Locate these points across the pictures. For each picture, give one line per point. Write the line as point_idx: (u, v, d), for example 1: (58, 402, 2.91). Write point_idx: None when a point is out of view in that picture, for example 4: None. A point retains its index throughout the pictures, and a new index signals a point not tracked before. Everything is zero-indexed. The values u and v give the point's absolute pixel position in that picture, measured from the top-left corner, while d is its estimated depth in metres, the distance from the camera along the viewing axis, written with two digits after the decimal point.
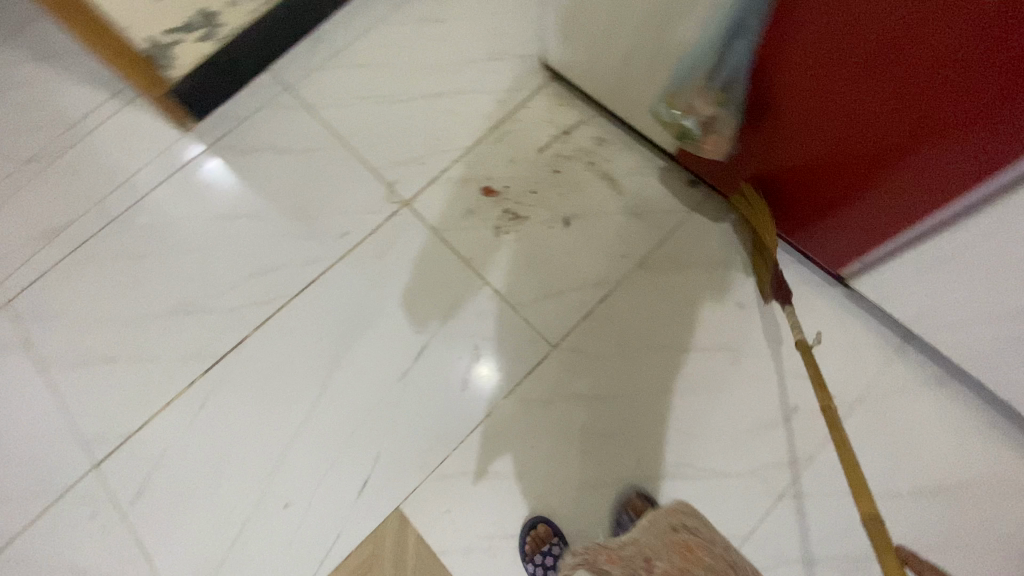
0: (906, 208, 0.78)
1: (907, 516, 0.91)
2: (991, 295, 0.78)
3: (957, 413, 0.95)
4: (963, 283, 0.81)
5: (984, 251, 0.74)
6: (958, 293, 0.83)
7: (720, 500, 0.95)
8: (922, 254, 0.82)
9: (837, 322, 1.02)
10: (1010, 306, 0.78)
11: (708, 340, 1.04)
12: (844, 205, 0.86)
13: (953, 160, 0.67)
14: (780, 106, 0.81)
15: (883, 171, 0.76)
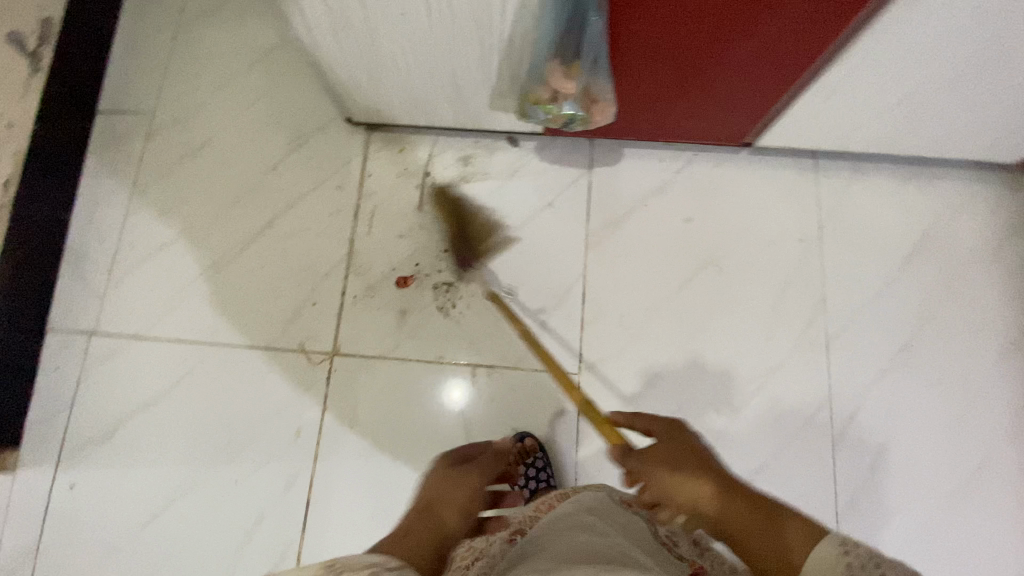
0: (788, 67, 0.80)
1: (914, 290, 1.02)
2: (880, 92, 0.85)
3: (885, 186, 1.06)
4: (854, 98, 0.87)
5: (867, 68, 0.79)
6: (850, 106, 0.89)
7: (799, 383, 0.98)
8: (814, 94, 0.86)
9: (761, 182, 1.07)
10: (894, 94, 0.86)
11: (687, 267, 1.04)
12: (731, 90, 0.87)
13: (820, 13, 0.69)
14: (643, 45, 0.78)
15: (759, 49, 0.77)
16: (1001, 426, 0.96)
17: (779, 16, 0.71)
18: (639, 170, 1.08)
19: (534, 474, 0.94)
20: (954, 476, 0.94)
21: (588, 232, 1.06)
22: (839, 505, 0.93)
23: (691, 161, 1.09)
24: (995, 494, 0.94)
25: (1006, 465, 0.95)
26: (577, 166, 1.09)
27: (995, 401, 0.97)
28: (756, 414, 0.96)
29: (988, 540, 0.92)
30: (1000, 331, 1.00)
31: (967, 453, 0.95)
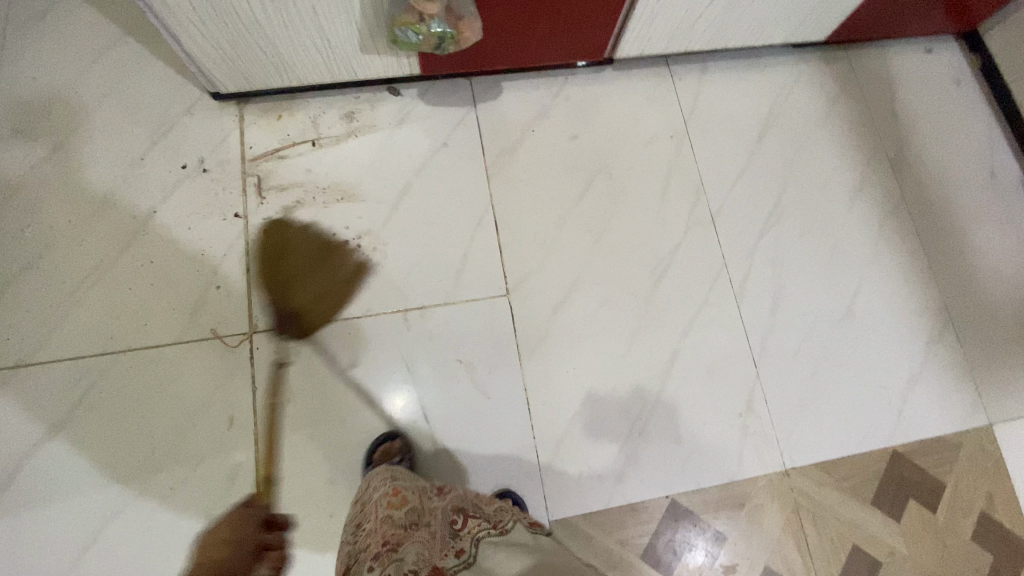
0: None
1: (774, 160, 1.16)
2: None
3: (728, 79, 1.20)
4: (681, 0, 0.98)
5: None
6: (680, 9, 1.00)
7: (701, 257, 1.08)
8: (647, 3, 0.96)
9: (627, 92, 1.17)
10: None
11: (581, 177, 1.11)
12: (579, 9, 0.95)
13: None
14: None
15: None
16: (863, 255, 1.13)
17: None
18: (518, 100, 1.14)
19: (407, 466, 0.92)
20: (838, 305, 1.09)
21: (484, 164, 1.10)
22: (755, 352, 1.04)
23: (563, 84, 1.16)
24: (870, 312, 1.10)
25: (872, 285, 1.12)
26: (461, 106, 1.13)
27: (854, 237, 1.14)
28: (671, 293, 1.05)
29: (872, 350, 1.08)
30: (845, 180, 1.17)
31: (843, 285, 1.11)
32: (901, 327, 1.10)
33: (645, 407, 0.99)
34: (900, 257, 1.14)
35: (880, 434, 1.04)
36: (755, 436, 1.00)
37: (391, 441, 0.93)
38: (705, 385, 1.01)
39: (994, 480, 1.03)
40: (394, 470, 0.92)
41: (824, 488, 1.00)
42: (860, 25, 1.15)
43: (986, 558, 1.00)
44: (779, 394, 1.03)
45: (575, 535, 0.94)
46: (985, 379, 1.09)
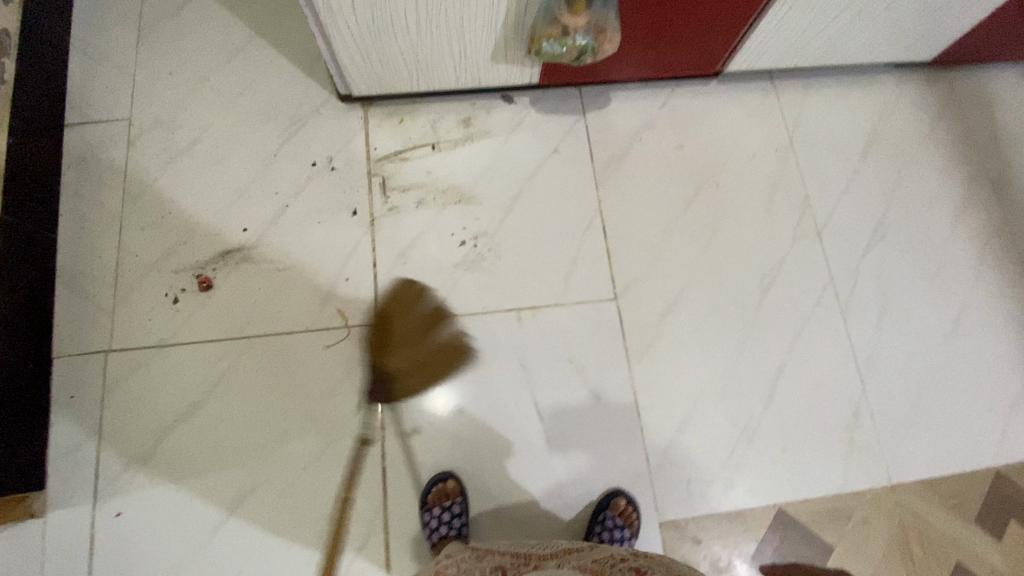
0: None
1: (877, 177, 1.17)
2: (825, 12, 0.98)
3: (831, 95, 1.22)
4: (804, 20, 1.00)
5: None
6: (800, 27, 1.02)
7: (804, 270, 1.10)
8: (771, 22, 0.98)
9: (732, 105, 1.19)
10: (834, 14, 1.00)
11: (688, 187, 1.14)
12: (705, 25, 0.98)
13: None
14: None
15: None
16: (967, 276, 1.13)
17: None
18: (626, 110, 1.18)
19: (447, 519, 0.90)
20: (942, 324, 1.10)
21: (594, 171, 1.14)
22: (859, 367, 1.06)
23: (669, 95, 1.19)
24: (975, 332, 1.10)
25: (977, 305, 1.12)
26: (571, 114, 1.16)
27: (959, 257, 1.14)
28: (776, 305, 1.08)
29: (978, 371, 1.08)
30: (949, 200, 1.18)
31: (947, 304, 1.11)
32: (1008, 348, 1.10)
33: (751, 416, 1.02)
34: (1005, 279, 1.14)
35: (986, 454, 1.04)
36: (860, 450, 1.02)
37: (445, 481, 0.94)
38: (809, 397, 1.03)
39: None
40: (438, 520, 0.91)
41: (930, 506, 1.01)
42: (972, 47, 1.16)
43: None
44: (883, 410, 1.04)
45: (682, 536, 0.96)
46: None
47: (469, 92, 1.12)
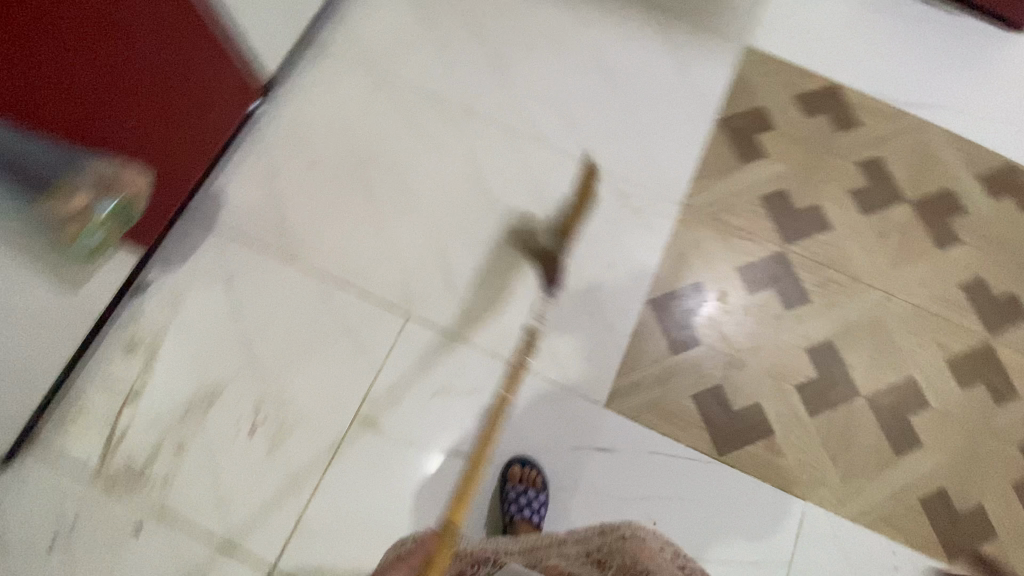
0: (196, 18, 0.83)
1: (455, 30, 1.22)
2: None
3: (360, 10, 1.21)
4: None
5: None
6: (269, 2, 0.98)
7: (487, 149, 1.15)
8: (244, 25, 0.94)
9: (310, 92, 1.15)
10: None
11: (355, 186, 1.10)
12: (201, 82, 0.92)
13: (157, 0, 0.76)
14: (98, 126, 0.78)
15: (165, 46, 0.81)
16: (572, 28, 1.24)
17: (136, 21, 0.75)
18: (244, 184, 1.08)
19: None
20: (596, 73, 1.21)
21: (279, 252, 1.05)
22: (586, 158, 1.15)
23: (260, 137, 1.12)
24: (617, 54, 1.23)
25: (599, 40, 1.24)
26: (208, 236, 1.04)
27: (557, 21, 1.24)
28: (500, 186, 1.13)
29: (644, 75, 1.22)
30: None
31: (585, 58, 1.22)
32: (641, 43, 1.24)
33: (570, 270, 1.08)
34: (593, 4, 1.27)
35: (703, 115, 1.19)
36: (644, 205, 1.13)
37: None
38: (584, 213, 1.11)
39: (782, 72, 1.25)
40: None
41: (714, 185, 1.15)
42: None
43: (825, 118, 1.22)
44: (627, 165, 1.15)
45: (628, 391, 1.02)
46: (714, 21, 1.27)
47: (103, 325, 0.96)
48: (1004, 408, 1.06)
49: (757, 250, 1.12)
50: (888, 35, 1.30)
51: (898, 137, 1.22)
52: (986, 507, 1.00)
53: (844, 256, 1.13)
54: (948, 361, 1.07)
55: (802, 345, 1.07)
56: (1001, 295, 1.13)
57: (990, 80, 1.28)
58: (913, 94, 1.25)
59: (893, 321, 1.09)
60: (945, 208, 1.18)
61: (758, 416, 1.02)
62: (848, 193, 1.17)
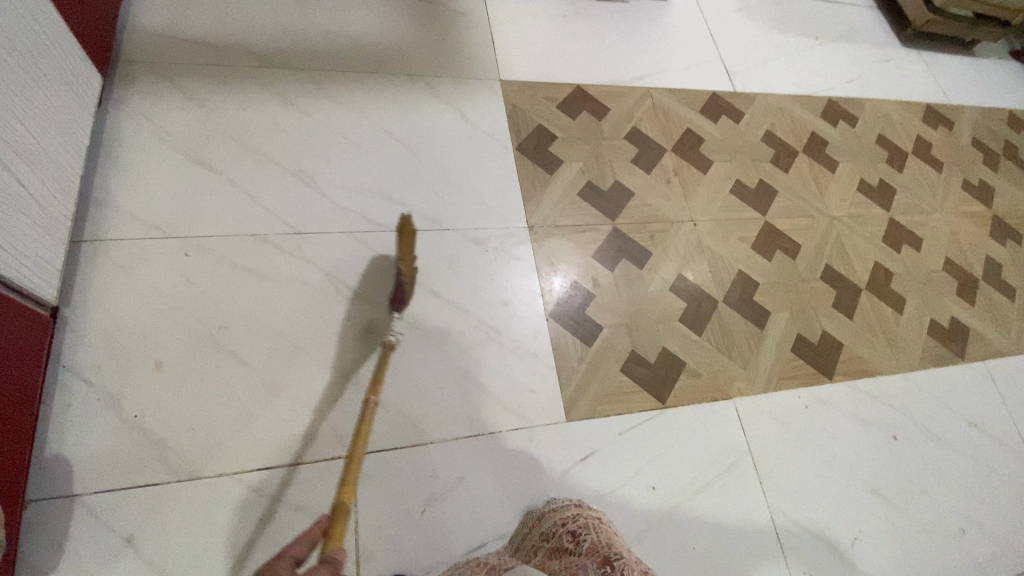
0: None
1: (242, 163, 1.17)
2: (10, 198, 0.81)
3: (123, 184, 1.09)
4: (12, 220, 0.82)
5: None
6: (19, 224, 0.84)
7: (338, 257, 1.13)
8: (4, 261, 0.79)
9: (112, 290, 1.00)
10: (18, 189, 0.84)
11: (224, 359, 1.00)
12: None
13: None
14: None
15: None
16: (355, 117, 1.28)
17: None
18: (88, 428, 0.90)
19: None
20: (398, 149, 1.28)
21: (177, 478, 0.90)
22: (434, 225, 1.22)
23: (79, 367, 0.94)
24: (407, 126, 1.31)
25: (383, 119, 1.30)
26: (77, 505, 0.86)
27: (337, 117, 1.27)
28: (371, 287, 1.12)
29: (439, 133, 1.33)
30: (279, 106, 1.25)
31: (381, 140, 1.28)
32: (420, 107, 1.34)
33: (475, 326, 1.14)
34: (361, 89, 1.33)
35: (503, 149, 1.35)
36: (500, 241, 1.24)
37: None
38: (457, 273, 1.18)
39: (539, 91, 1.47)
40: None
41: (541, 201, 1.32)
42: (97, 48, 1.09)
43: (587, 114, 1.48)
44: (469, 215, 1.25)
45: (575, 395, 1.12)
46: (467, 68, 1.44)
47: None
48: (797, 260, 1.43)
49: (598, 234, 1.31)
50: (592, 37, 1.62)
51: (639, 107, 1.53)
52: (825, 330, 1.35)
53: (655, 209, 1.39)
54: (752, 248, 1.41)
55: (667, 288, 1.29)
56: (755, 186, 1.51)
57: (669, 44, 1.69)
58: (631, 72, 1.59)
59: (709, 238, 1.38)
60: (694, 143, 1.52)
61: (671, 357, 1.21)
62: (632, 162, 1.44)
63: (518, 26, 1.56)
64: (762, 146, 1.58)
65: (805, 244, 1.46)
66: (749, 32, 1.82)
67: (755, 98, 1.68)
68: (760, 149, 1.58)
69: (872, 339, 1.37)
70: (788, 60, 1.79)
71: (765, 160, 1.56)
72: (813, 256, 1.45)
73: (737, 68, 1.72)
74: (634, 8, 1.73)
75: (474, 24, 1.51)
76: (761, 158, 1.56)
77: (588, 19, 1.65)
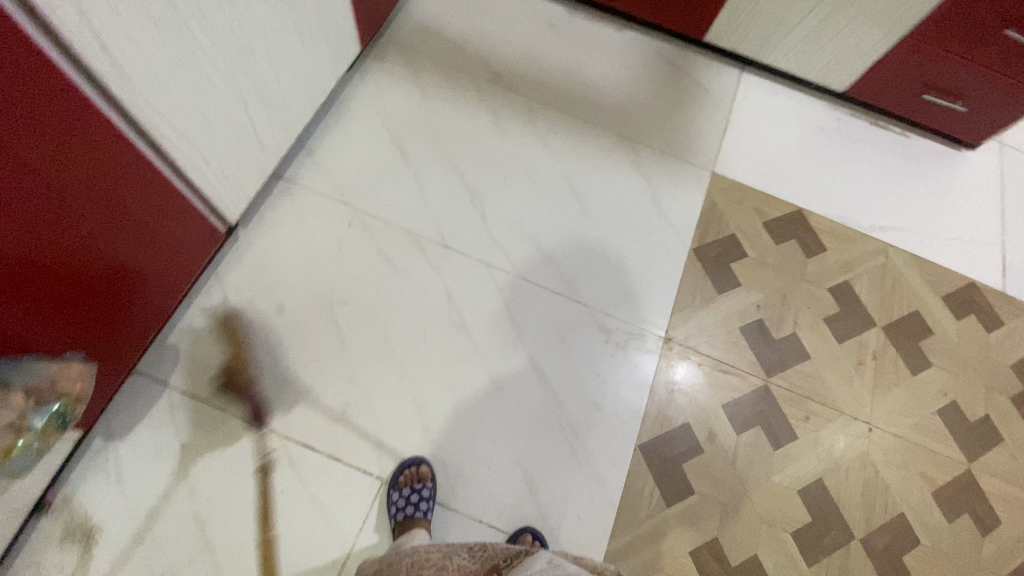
0: (163, 193, 0.82)
1: (431, 161, 1.21)
2: (242, 136, 0.95)
3: (332, 142, 1.20)
4: (235, 153, 0.95)
5: (220, 143, 0.90)
6: (238, 157, 0.97)
7: (465, 283, 1.11)
8: (210, 183, 0.92)
9: (278, 228, 1.10)
10: (251, 129, 0.97)
11: (328, 329, 1.04)
12: (168, 243, 0.89)
13: (144, 193, 0.79)
14: (76, 312, 0.76)
15: (144, 224, 0.81)
16: (547, 157, 1.26)
17: (122, 213, 0.76)
18: (204, 335, 1.01)
19: None
20: (572, 203, 1.22)
21: (241, 416, 0.97)
22: (568, 293, 1.14)
23: (224, 281, 1.05)
24: (592, 185, 1.25)
25: (572, 170, 1.25)
26: (164, 393, 0.97)
27: (531, 151, 1.26)
28: (480, 326, 1.09)
29: (620, 203, 1.24)
30: (485, 121, 1.27)
31: (560, 189, 1.23)
32: (614, 170, 1.27)
33: (557, 416, 1.04)
34: (566, 131, 1.29)
35: (679, 245, 1.22)
36: (627, 340, 1.11)
37: None
38: (566, 353, 1.09)
39: (750, 199, 1.29)
40: (405, 500, 0.91)
41: (694, 317, 1.15)
42: (369, 22, 1.21)
43: (794, 245, 1.25)
44: (608, 299, 1.15)
45: (621, 547, 0.96)
46: (682, 147, 1.32)
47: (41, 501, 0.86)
48: (990, 542, 1.05)
49: (740, 383, 1.11)
50: (844, 162, 1.37)
51: (864, 262, 1.26)
52: None
53: (825, 387, 1.13)
54: (930, 495, 1.07)
55: (794, 486, 1.04)
56: (975, 420, 1.15)
57: (940, 204, 1.36)
58: (872, 218, 1.32)
59: (877, 454, 1.09)
60: (915, 331, 1.21)
61: (756, 570, 0.97)
62: (822, 319, 1.19)
63: (762, 123, 1.38)
64: (1009, 375, 1.20)
65: (1011, 526, 1.07)
66: None
67: None
68: (1004, 377, 1.20)
69: None
70: None
71: (1005, 393, 1.18)
72: (1016, 549, 1.06)
73: (1021, 265, 1.32)
74: (915, 147, 1.42)
75: (713, 104, 1.38)
76: (1001, 390, 1.18)
77: (850, 142, 1.40)
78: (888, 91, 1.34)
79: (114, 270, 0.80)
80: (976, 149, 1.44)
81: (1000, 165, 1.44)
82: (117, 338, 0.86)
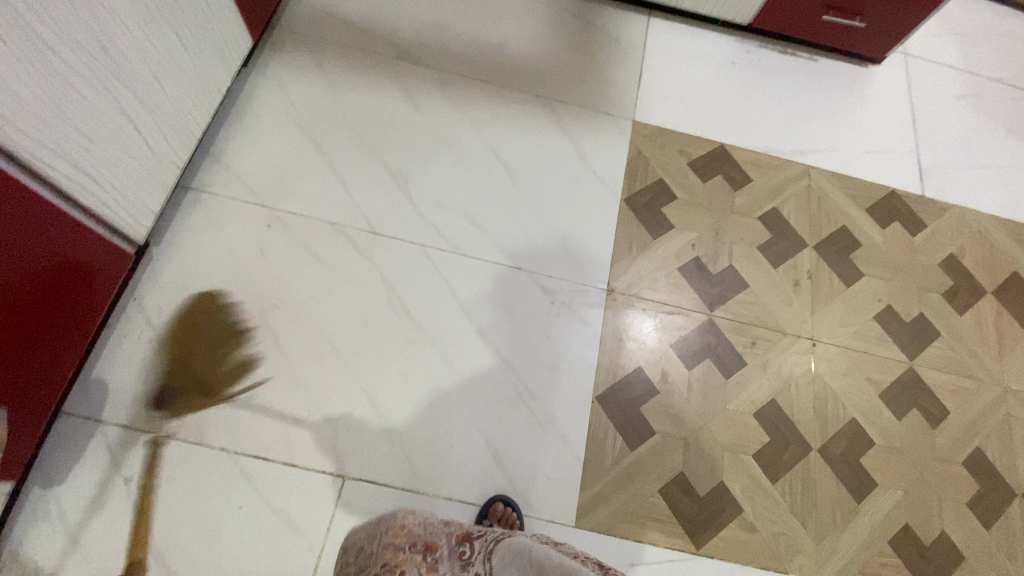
0: (53, 220, 0.77)
1: (347, 149, 1.17)
2: (132, 149, 0.90)
3: (239, 144, 1.14)
4: (129, 167, 0.90)
5: (109, 159, 0.85)
6: (133, 171, 0.91)
7: (401, 267, 1.09)
8: (105, 203, 0.87)
9: (195, 241, 1.05)
10: (142, 141, 0.92)
11: (265, 336, 1.01)
12: (69, 274, 0.84)
13: (28, 221, 0.73)
14: None
15: (36, 255, 0.76)
16: (466, 128, 1.23)
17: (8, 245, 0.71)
18: (131, 364, 0.96)
19: None
20: (498, 171, 1.20)
21: (185, 438, 0.93)
22: (506, 261, 1.13)
23: (144, 304, 1.00)
24: (516, 150, 1.23)
25: (493, 138, 1.23)
26: (98, 429, 0.92)
27: (449, 124, 1.23)
28: (421, 307, 1.07)
29: (547, 164, 1.23)
30: (398, 101, 1.23)
31: (484, 158, 1.21)
32: (536, 133, 1.25)
33: (512, 383, 1.03)
34: (482, 99, 1.27)
35: (610, 197, 1.22)
36: (571, 298, 1.12)
37: None
38: (513, 320, 1.08)
39: (673, 142, 1.30)
40: None
41: (634, 265, 1.16)
42: (256, 13, 1.15)
43: (721, 180, 1.27)
44: (547, 260, 1.14)
45: (593, 499, 0.97)
46: (600, 99, 1.32)
47: None
48: (937, 430, 1.11)
49: (687, 322, 1.13)
50: (759, 93, 1.40)
51: (789, 187, 1.29)
52: (945, 532, 1.04)
53: (767, 312, 1.16)
54: (878, 396, 1.12)
55: (750, 411, 1.07)
56: (911, 320, 1.20)
57: (854, 121, 1.41)
58: (793, 143, 1.35)
59: (824, 367, 1.13)
60: (845, 245, 1.25)
61: (726, 496, 1.00)
62: (757, 248, 1.22)
63: (675, 65, 1.39)
64: (936, 272, 1.26)
65: (955, 412, 1.13)
66: (969, 127, 1.45)
67: (947, 210, 1.34)
68: (932, 275, 1.25)
69: (1008, 566, 1.03)
70: (1010, 173, 1.40)
71: (935, 290, 1.24)
72: (962, 432, 1.12)
73: (934, 168, 1.38)
74: (824, 69, 1.46)
75: (626, 53, 1.38)
76: (931, 287, 1.24)
77: (762, 73, 1.43)
78: (790, 17, 1.36)
79: (12, 310, 0.75)
80: (881, 63, 1.49)
81: (904, 75, 1.49)
82: (29, 380, 0.81)
